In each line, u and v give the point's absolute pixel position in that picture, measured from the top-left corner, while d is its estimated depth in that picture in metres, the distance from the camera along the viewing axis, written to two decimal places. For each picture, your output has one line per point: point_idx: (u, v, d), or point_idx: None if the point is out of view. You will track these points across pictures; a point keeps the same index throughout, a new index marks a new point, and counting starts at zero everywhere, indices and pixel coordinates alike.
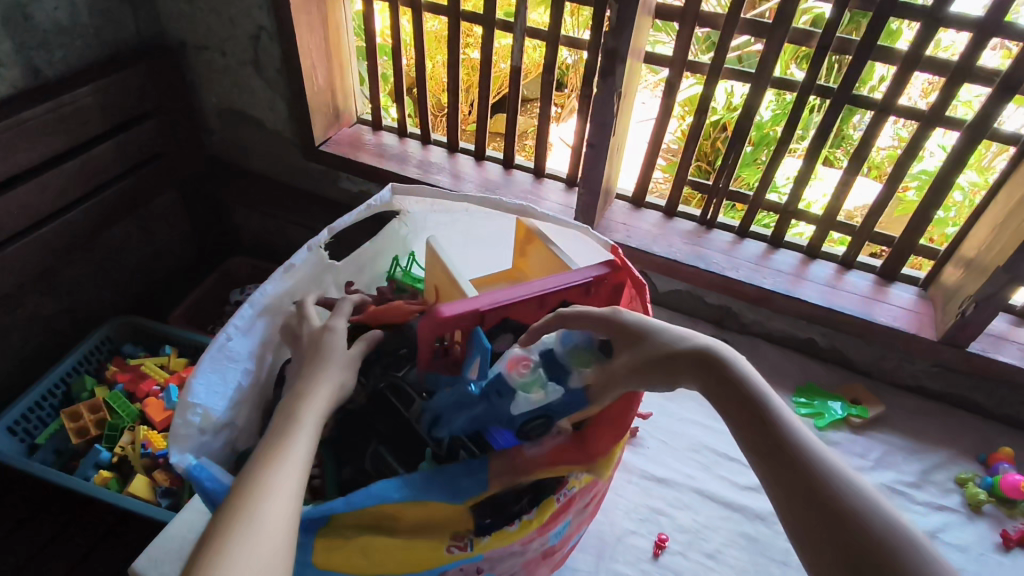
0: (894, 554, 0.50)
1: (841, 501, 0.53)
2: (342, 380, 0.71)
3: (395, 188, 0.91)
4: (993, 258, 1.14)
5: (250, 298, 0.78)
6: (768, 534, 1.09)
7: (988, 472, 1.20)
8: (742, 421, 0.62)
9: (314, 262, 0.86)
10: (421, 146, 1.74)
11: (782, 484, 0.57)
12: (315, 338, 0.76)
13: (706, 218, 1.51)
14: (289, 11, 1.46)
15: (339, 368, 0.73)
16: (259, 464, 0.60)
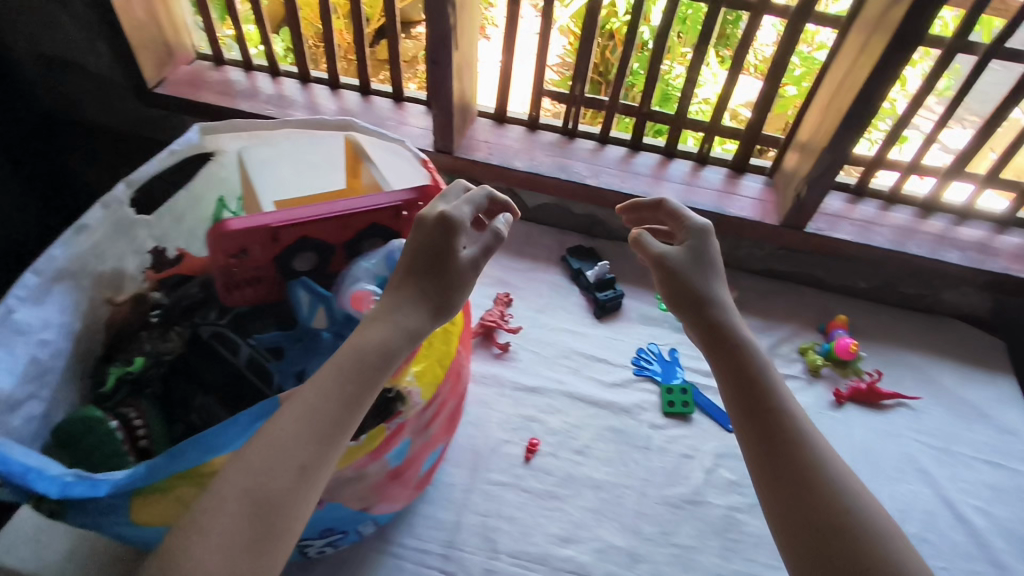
0: (846, 531, 0.65)
1: (812, 467, 0.69)
2: (423, 312, 0.70)
3: (201, 128, 0.84)
4: (820, 139, 1.21)
5: (33, 266, 0.70)
6: (632, 424, 1.17)
7: (826, 339, 1.33)
8: (747, 393, 0.74)
9: (114, 220, 0.79)
10: (272, 80, 1.63)
11: (761, 440, 0.72)
12: (445, 237, 0.71)
13: (568, 128, 1.50)
14: None
15: (422, 294, 0.71)
16: (269, 429, 0.61)
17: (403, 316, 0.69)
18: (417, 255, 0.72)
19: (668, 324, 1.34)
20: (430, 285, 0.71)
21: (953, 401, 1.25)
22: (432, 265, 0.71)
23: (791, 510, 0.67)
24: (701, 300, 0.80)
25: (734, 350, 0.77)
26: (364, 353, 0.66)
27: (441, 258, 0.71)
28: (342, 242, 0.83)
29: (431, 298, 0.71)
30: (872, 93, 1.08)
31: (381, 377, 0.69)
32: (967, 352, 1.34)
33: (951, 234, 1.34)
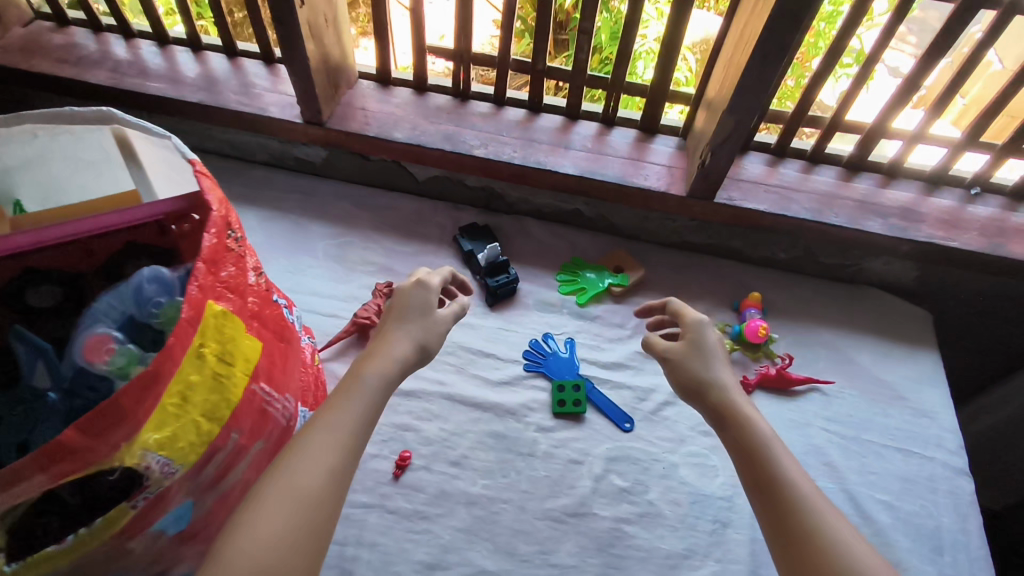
0: None
1: (801, 529, 0.68)
2: (418, 341, 0.84)
3: None
4: (722, 99, 1.05)
5: None
6: (517, 428, 1.06)
7: (739, 319, 1.23)
8: (741, 463, 0.76)
9: None
10: (124, 42, 1.40)
11: (764, 507, 0.72)
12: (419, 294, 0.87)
13: (459, 89, 1.32)
14: None
15: (420, 324, 0.86)
16: (308, 434, 0.71)
17: (397, 346, 0.82)
18: (398, 320, 0.85)
19: (567, 309, 1.22)
20: (412, 335, 0.84)
21: (870, 382, 1.17)
22: (413, 323, 0.85)
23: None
24: (696, 383, 0.84)
25: (735, 421, 0.79)
26: (376, 379, 0.77)
27: (419, 314, 0.86)
28: (88, 265, 0.76)
29: (417, 340, 0.84)
30: (769, 47, 0.93)
31: (88, 462, 0.52)
32: (889, 326, 1.24)
33: (875, 198, 1.22)
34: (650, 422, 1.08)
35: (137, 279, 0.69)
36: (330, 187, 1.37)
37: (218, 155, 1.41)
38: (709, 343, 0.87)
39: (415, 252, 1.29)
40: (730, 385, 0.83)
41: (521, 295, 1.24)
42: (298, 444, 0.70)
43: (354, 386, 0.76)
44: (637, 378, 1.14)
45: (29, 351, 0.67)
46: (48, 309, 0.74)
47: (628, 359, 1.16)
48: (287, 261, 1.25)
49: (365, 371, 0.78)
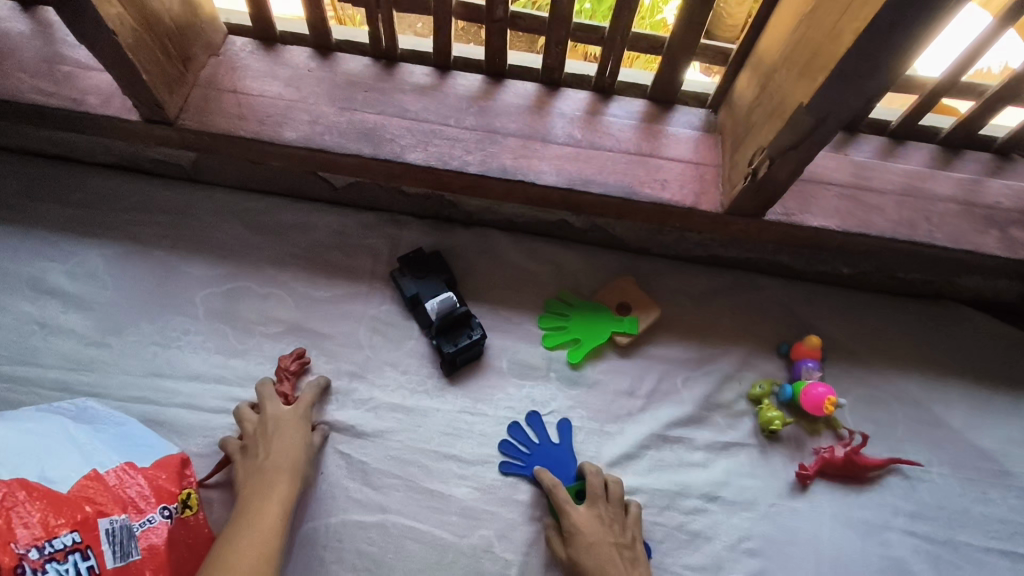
0: None
1: None
2: (307, 458, 0.78)
3: None
4: (798, 84, 0.65)
5: None
6: (493, 574, 0.77)
7: (789, 371, 0.90)
8: None
9: None
10: None
11: None
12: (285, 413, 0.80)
13: (381, 47, 0.88)
14: None
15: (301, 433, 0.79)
16: (221, 553, 0.66)
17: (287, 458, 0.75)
18: (277, 444, 0.76)
19: (555, 373, 0.88)
20: (298, 458, 0.76)
21: (963, 452, 0.87)
22: (297, 444, 0.77)
23: None
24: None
25: None
26: (289, 480, 0.74)
27: (298, 440, 0.78)
28: None
29: (304, 463, 0.77)
30: (914, 11, 0.52)
31: None
32: (986, 363, 0.93)
33: (988, 196, 0.86)
34: (677, 544, 0.80)
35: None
36: (208, 200, 0.95)
37: (40, 156, 0.97)
38: (607, 537, 0.75)
39: (338, 297, 0.91)
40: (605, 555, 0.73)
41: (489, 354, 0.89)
42: (214, 565, 0.65)
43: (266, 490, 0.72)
44: (654, 476, 0.83)
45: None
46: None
47: (642, 446, 0.84)
48: (152, 326, 0.87)
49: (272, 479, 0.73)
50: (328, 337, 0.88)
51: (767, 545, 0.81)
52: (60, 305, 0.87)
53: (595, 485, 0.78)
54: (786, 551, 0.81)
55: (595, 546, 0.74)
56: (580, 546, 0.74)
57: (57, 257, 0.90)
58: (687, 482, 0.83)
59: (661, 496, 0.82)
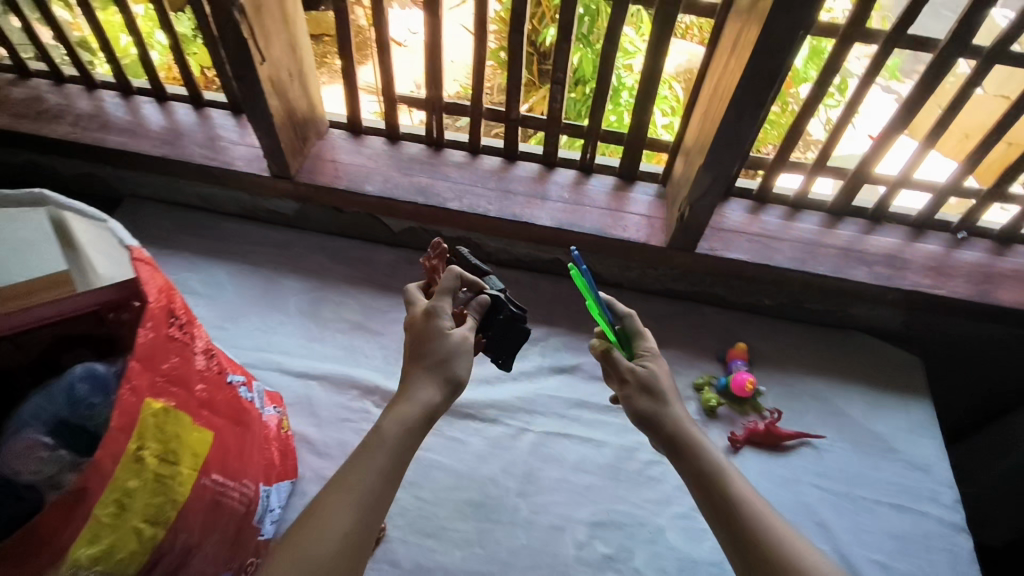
0: None
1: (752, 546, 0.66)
2: (445, 374, 0.72)
3: None
4: (699, 153, 1.05)
5: None
6: (497, 494, 1.03)
7: (725, 370, 1.18)
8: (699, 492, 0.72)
9: None
10: (87, 94, 1.38)
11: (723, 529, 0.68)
12: (425, 323, 0.75)
13: (433, 138, 1.30)
14: None
15: (437, 358, 0.73)
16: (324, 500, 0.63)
17: (412, 391, 0.71)
18: (416, 355, 0.73)
19: (548, 362, 1.18)
20: (432, 380, 0.72)
21: (861, 435, 1.13)
22: (437, 354, 0.73)
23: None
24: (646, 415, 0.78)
25: (685, 449, 0.75)
26: (394, 446, 0.67)
27: (443, 349, 0.73)
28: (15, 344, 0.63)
29: (441, 380, 0.72)
30: (743, 109, 0.94)
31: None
32: (879, 373, 1.21)
33: (862, 245, 1.20)
34: (634, 482, 1.05)
35: (70, 376, 0.57)
36: (303, 239, 1.33)
37: (189, 206, 1.37)
38: (663, 375, 0.82)
39: (391, 304, 1.24)
40: (663, 381, 0.80)
41: (518, 334, 0.82)
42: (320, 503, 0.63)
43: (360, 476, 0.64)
44: (620, 436, 1.10)
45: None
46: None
47: (611, 415, 1.12)
48: (259, 318, 1.20)
49: (371, 472, 0.65)
50: (383, 332, 1.20)
51: None
52: (195, 301, 1.22)
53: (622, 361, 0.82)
54: None
55: (653, 379, 0.80)
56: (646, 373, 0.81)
57: (195, 270, 1.26)
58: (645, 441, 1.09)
59: (623, 448, 1.08)
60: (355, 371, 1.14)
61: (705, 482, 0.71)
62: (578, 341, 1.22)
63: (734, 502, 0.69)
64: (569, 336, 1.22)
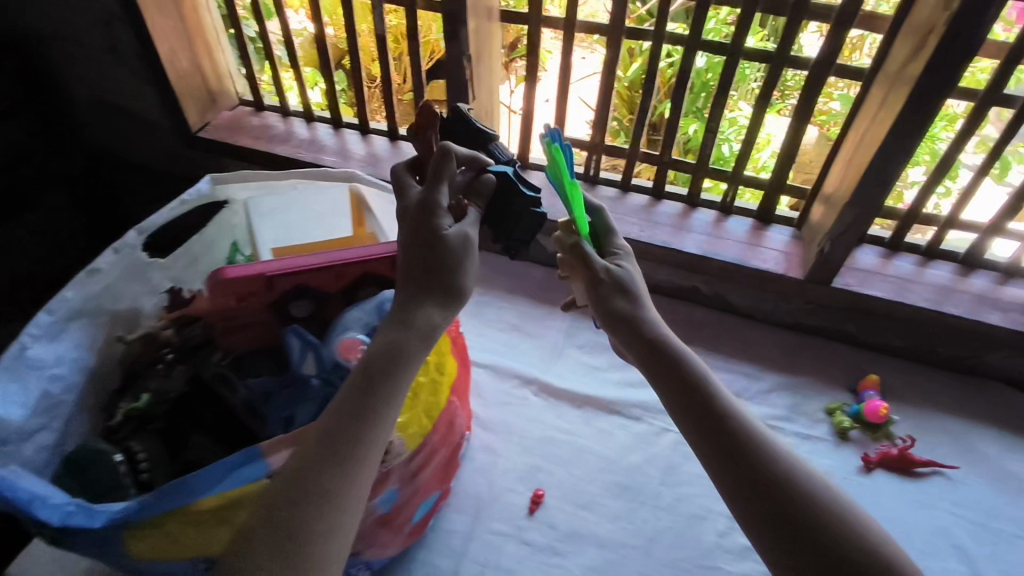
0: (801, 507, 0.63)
1: (758, 468, 0.66)
2: (444, 292, 0.72)
3: (211, 177, 0.93)
4: (842, 194, 1.18)
5: (47, 306, 0.77)
6: (642, 480, 1.13)
7: (857, 399, 1.26)
8: (684, 410, 0.71)
9: (125, 264, 0.85)
10: (306, 125, 1.70)
11: (713, 451, 0.68)
12: (423, 214, 0.73)
13: (589, 175, 1.50)
14: (138, 7, 1.40)
15: (435, 270, 0.71)
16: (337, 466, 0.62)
17: (409, 321, 0.69)
18: (411, 255, 0.72)
19: None
20: (426, 289, 0.71)
21: (997, 473, 1.16)
22: (432, 256, 0.71)
23: (751, 503, 0.65)
24: (626, 322, 0.77)
25: (665, 358, 0.74)
26: (387, 395, 0.66)
27: (445, 263, 0.71)
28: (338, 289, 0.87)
29: (440, 310, 0.71)
30: (891, 155, 1.07)
31: None
32: (1013, 419, 1.25)
33: (996, 294, 1.27)
34: None
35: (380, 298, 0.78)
36: None
37: None
38: (636, 279, 0.81)
39: (544, 312, 1.42)
40: (638, 286, 0.80)
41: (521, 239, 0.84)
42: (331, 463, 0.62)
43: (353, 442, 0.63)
44: None
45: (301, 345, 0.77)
46: (306, 318, 0.87)
47: None
48: None
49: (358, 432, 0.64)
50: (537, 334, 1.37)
51: None
52: None
53: (599, 264, 0.80)
54: None
55: (627, 282, 0.80)
56: (623, 279, 0.80)
57: None
58: None
59: None
60: (514, 363, 1.31)
61: (694, 395, 0.71)
62: (713, 359, 1.33)
63: (725, 419, 0.69)
64: (705, 355, 1.34)
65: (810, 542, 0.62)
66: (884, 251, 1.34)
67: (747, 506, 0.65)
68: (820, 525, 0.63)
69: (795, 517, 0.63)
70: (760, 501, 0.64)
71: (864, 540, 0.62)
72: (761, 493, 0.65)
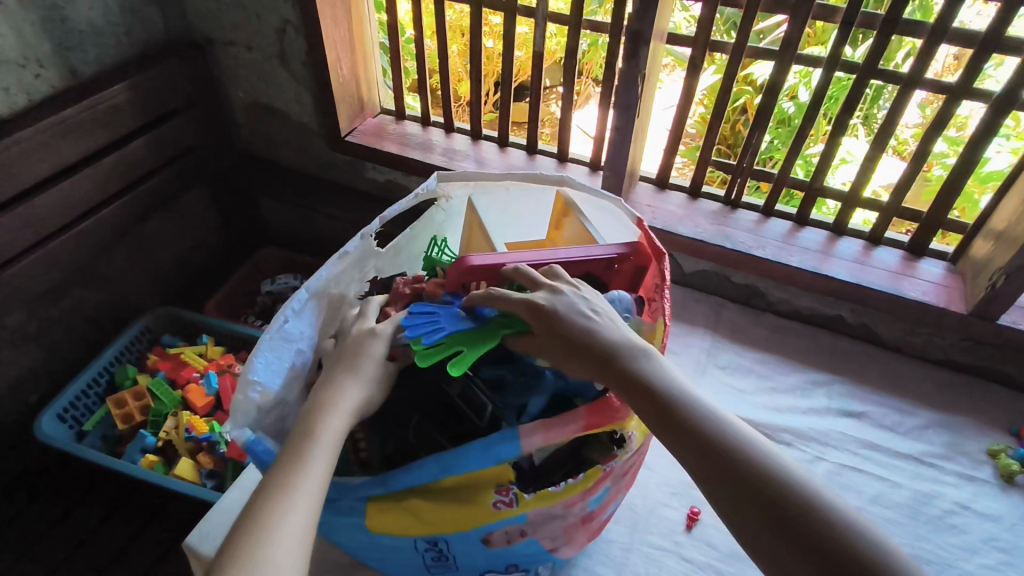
0: (818, 524, 0.58)
1: (765, 487, 0.61)
2: (369, 395, 0.75)
3: (440, 177, 0.95)
4: (1021, 229, 1.15)
5: (306, 283, 0.81)
6: None
7: (1021, 443, 1.20)
8: (674, 438, 0.65)
9: (364, 252, 0.89)
10: (445, 135, 1.77)
11: (711, 481, 0.63)
12: (360, 340, 0.79)
13: (730, 198, 1.51)
14: (316, 16, 1.50)
15: (371, 379, 0.76)
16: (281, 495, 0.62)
17: (345, 396, 0.73)
18: (348, 363, 0.76)
19: (834, 403, 1.28)
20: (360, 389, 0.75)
21: None
22: (369, 372, 0.77)
23: (761, 533, 0.59)
24: (582, 345, 0.72)
25: (625, 375, 0.69)
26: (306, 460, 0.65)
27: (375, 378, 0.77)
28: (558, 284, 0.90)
29: (354, 377, 0.75)
30: None
31: (611, 422, 0.69)
32: None
33: None
34: (935, 525, 1.09)
35: (609, 297, 0.84)
36: None
37: None
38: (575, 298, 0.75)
39: (682, 331, 1.42)
40: (589, 308, 0.74)
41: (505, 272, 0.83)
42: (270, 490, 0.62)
43: (285, 492, 0.62)
44: (914, 481, 1.15)
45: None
46: None
47: (903, 461, 1.18)
48: None
49: (292, 487, 0.63)
50: (678, 352, 1.37)
51: (1013, 547, 1.06)
52: None
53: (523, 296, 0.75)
54: None
55: (568, 305, 0.74)
56: (569, 306, 0.74)
57: None
58: (943, 491, 1.13)
59: (920, 493, 1.13)
60: None
61: (659, 412, 0.66)
62: (861, 391, 1.30)
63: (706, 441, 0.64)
64: (852, 385, 1.32)
65: (808, 556, 0.57)
66: None
67: (757, 533, 0.60)
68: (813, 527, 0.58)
69: (791, 518, 0.59)
70: (750, 517, 0.60)
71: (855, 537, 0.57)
72: (749, 501, 0.61)
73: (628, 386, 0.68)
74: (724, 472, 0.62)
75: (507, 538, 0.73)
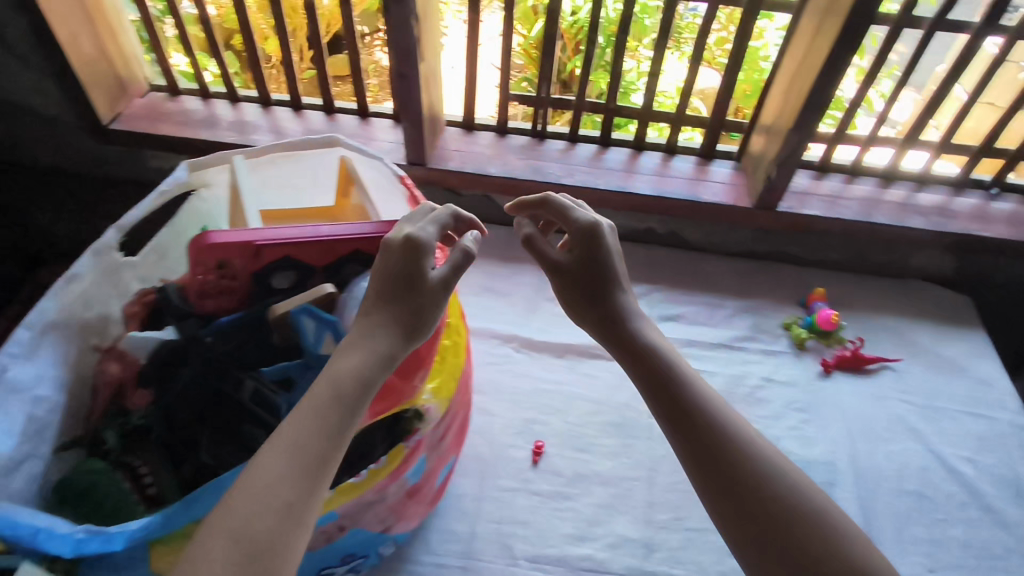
0: (792, 497, 0.64)
1: (751, 460, 0.67)
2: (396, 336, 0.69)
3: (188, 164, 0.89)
4: (784, 121, 1.25)
5: (26, 319, 0.71)
6: (635, 414, 1.17)
7: (807, 312, 1.36)
8: (668, 410, 0.72)
9: (105, 269, 0.80)
10: (231, 106, 1.60)
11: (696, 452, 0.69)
12: (405, 254, 0.71)
13: (537, 130, 1.51)
14: None
15: (417, 309, 0.71)
16: (292, 454, 0.58)
17: (352, 346, 0.67)
18: (396, 290, 0.70)
19: (655, 312, 1.36)
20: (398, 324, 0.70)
21: (932, 359, 1.30)
22: (418, 295, 0.71)
23: (737, 498, 0.65)
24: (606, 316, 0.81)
25: (636, 351, 0.78)
26: (316, 431, 0.60)
27: (416, 302, 0.70)
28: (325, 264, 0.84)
29: (405, 331, 0.69)
30: (823, 81, 1.15)
31: (397, 402, 0.73)
32: (941, 311, 1.39)
33: (916, 202, 1.39)
34: (746, 401, 1.22)
35: None
36: None
37: None
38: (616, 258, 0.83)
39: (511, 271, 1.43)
40: (620, 275, 0.83)
41: (558, 208, 0.86)
42: (278, 447, 0.58)
43: (305, 465, 0.58)
44: (727, 367, 1.27)
45: (316, 326, 0.76)
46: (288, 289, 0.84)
47: (716, 351, 1.29)
48: None
49: (315, 459, 0.59)
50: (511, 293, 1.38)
51: (808, 405, 1.21)
52: None
53: (588, 220, 0.83)
54: (822, 409, 1.20)
55: (610, 263, 0.82)
56: (609, 262, 0.82)
57: None
58: (750, 370, 1.26)
59: (731, 376, 1.25)
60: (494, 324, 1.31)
61: (657, 387, 0.74)
62: (676, 294, 1.40)
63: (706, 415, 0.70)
64: (669, 291, 1.41)
65: (777, 523, 0.63)
66: (815, 173, 1.44)
67: (739, 503, 0.65)
68: (769, 500, 0.64)
69: (761, 489, 0.65)
70: (730, 484, 0.66)
71: (821, 511, 0.64)
72: (723, 471, 0.67)
73: (639, 360, 0.77)
74: (702, 436, 0.69)
75: (324, 537, 0.70)
